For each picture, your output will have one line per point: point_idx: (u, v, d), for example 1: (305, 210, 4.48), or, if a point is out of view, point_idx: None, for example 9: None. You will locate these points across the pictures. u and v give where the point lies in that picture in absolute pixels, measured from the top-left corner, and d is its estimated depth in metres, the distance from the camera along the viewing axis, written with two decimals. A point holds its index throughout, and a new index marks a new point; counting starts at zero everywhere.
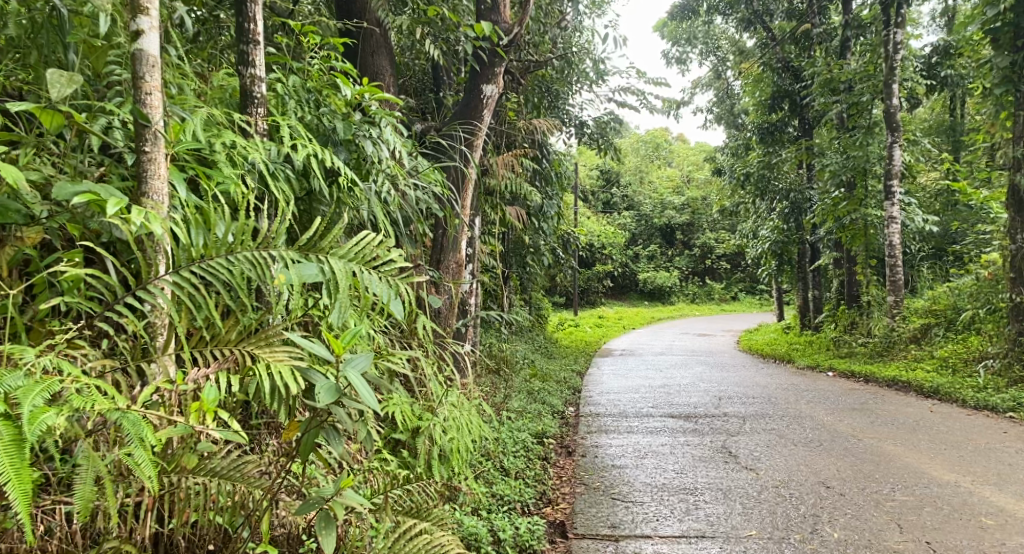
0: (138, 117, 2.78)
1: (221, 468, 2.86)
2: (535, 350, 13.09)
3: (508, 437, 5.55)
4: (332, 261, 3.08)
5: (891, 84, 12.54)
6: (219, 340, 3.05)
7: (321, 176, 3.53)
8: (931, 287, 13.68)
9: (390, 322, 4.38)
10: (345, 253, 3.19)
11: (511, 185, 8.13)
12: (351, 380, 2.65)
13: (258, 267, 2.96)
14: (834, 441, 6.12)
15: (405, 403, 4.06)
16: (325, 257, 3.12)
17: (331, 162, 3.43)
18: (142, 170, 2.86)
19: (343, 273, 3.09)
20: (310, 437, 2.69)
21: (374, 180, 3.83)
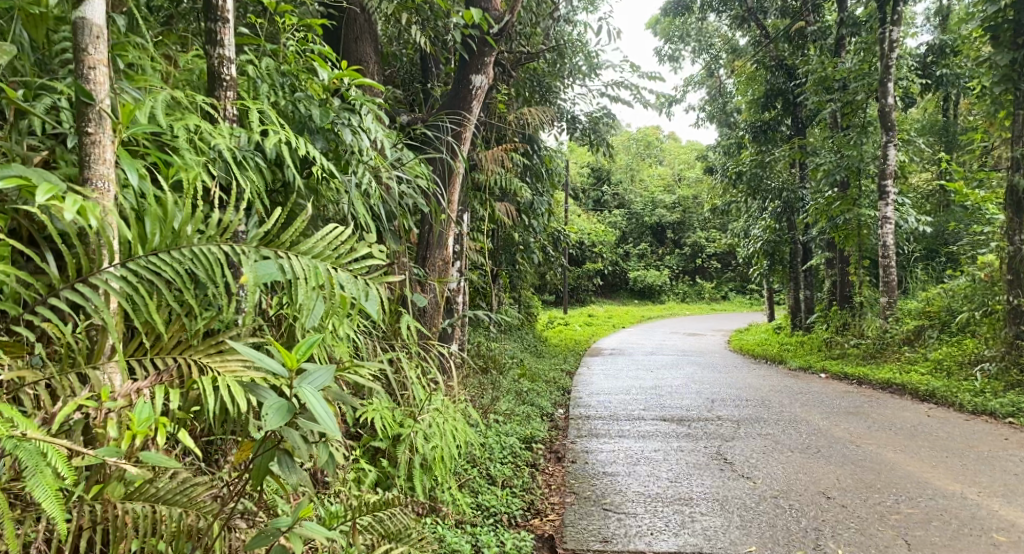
0: (80, 94, 2.53)
1: (165, 492, 2.63)
2: (524, 349, 12.87)
3: (494, 443, 5.33)
4: (295, 260, 2.84)
5: (886, 82, 12.35)
6: (161, 349, 2.85)
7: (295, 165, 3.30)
8: (925, 288, 13.53)
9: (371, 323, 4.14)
10: (310, 248, 2.94)
11: (500, 181, 7.91)
12: (307, 400, 2.36)
13: (207, 266, 2.71)
14: (832, 447, 5.92)
15: (385, 408, 3.82)
16: (286, 253, 2.87)
17: (303, 151, 3.20)
18: (85, 154, 2.61)
19: (308, 271, 2.85)
20: (265, 460, 2.45)
21: (353, 171, 3.58)
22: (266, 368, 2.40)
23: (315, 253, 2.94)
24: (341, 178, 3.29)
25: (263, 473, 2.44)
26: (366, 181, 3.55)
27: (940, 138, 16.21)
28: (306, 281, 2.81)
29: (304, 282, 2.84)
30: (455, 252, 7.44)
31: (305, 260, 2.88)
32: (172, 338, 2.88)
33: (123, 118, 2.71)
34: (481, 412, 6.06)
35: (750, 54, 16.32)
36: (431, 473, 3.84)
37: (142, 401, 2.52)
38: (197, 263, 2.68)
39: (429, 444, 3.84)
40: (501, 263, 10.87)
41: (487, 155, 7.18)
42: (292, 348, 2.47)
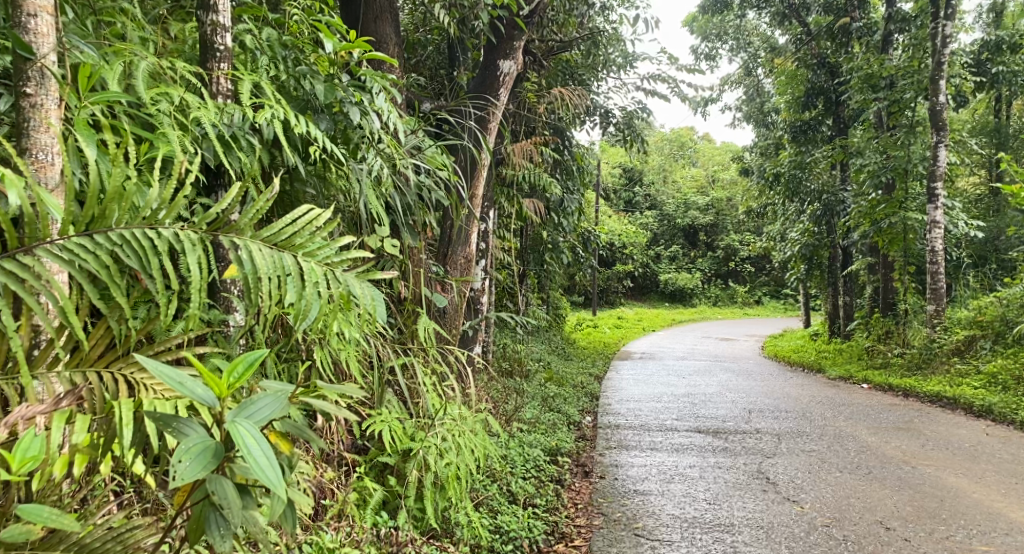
0: (16, 46, 2.23)
1: (94, 542, 2.21)
2: (551, 352, 12.46)
3: (517, 455, 4.94)
4: (253, 251, 2.41)
5: (937, 79, 11.73)
6: (81, 360, 2.44)
7: (297, 148, 2.90)
8: (975, 296, 12.91)
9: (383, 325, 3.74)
10: (276, 237, 2.51)
11: (529, 175, 7.52)
12: (236, 441, 1.94)
13: (142, 254, 2.29)
14: (886, 468, 5.43)
15: (394, 419, 3.42)
16: (247, 241, 2.44)
17: (298, 128, 2.79)
18: (24, 120, 2.29)
19: (270, 264, 2.44)
20: (200, 511, 2.05)
21: (362, 152, 3.23)
22: (188, 397, 1.99)
23: (278, 242, 2.51)
24: (345, 160, 2.91)
25: (201, 529, 2.05)
26: (379, 168, 3.22)
27: (991, 139, 15.52)
28: (275, 276, 2.41)
29: (265, 275, 2.42)
30: (481, 250, 7.06)
31: (269, 250, 2.46)
32: (94, 348, 2.47)
33: (80, 82, 2.39)
34: (503, 420, 5.67)
35: (792, 52, 15.75)
36: (444, 494, 3.41)
37: (29, 435, 2.09)
38: (125, 248, 2.26)
39: (442, 460, 3.42)
40: (529, 263, 10.46)
41: (514, 147, 6.79)
42: (222, 372, 2.04)
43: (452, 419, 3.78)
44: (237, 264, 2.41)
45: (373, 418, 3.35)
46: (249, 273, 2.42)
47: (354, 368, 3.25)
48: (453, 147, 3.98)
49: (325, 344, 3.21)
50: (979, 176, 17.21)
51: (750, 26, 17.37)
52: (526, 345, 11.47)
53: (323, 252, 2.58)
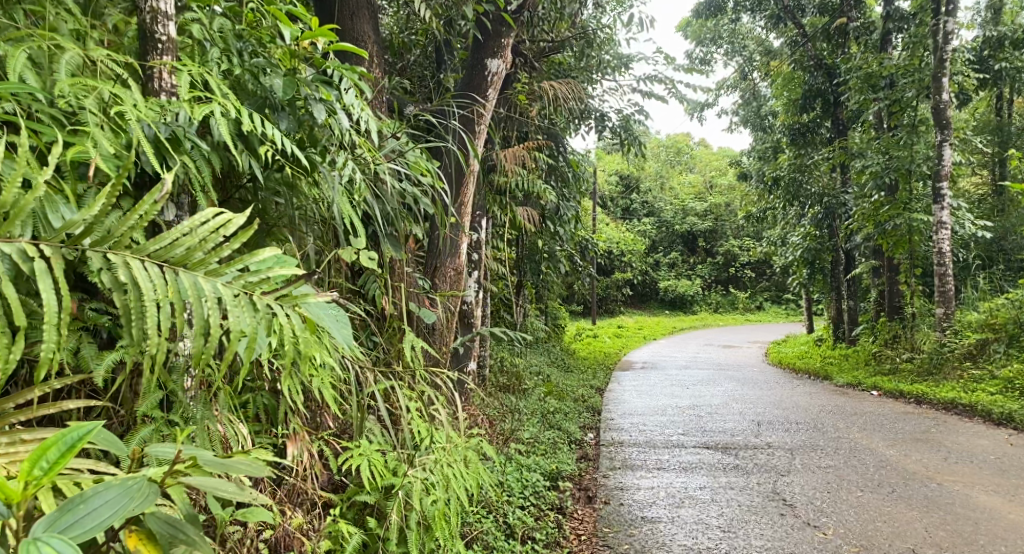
0: None
1: None
2: (551, 364, 12.11)
3: (516, 481, 4.61)
4: (134, 271, 2.11)
5: (940, 77, 11.40)
6: None
7: (251, 150, 2.58)
8: (984, 298, 12.59)
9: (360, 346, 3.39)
10: (160, 251, 2.17)
11: (522, 183, 7.21)
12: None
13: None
14: (909, 486, 5.13)
15: (373, 452, 3.06)
16: (135, 261, 2.13)
17: (248, 126, 2.46)
18: None
19: (160, 285, 2.13)
20: None
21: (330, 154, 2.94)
22: None
23: (171, 257, 2.19)
24: (311, 168, 2.60)
25: None
26: (352, 172, 2.92)
27: (995, 137, 15.25)
28: (163, 298, 2.10)
29: (149, 298, 2.11)
30: (473, 262, 6.74)
31: (156, 268, 2.15)
32: None
33: None
34: (499, 442, 5.33)
35: (787, 54, 15.44)
36: (431, 536, 3.06)
37: None
38: None
39: (428, 496, 3.08)
40: (525, 273, 10.12)
41: (505, 153, 6.46)
42: (23, 478, 1.89)
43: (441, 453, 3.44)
44: (114, 285, 2.12)
45: (350, 451, 3.01)
46: (134, 296, 2.13)
47: (332, 400, 2.92)
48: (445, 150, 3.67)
49: (296, 372, 2.85)
50: (982, 176, 16.94)
51: (744, 29, 17.06)
52: (524, 358, 11.12)
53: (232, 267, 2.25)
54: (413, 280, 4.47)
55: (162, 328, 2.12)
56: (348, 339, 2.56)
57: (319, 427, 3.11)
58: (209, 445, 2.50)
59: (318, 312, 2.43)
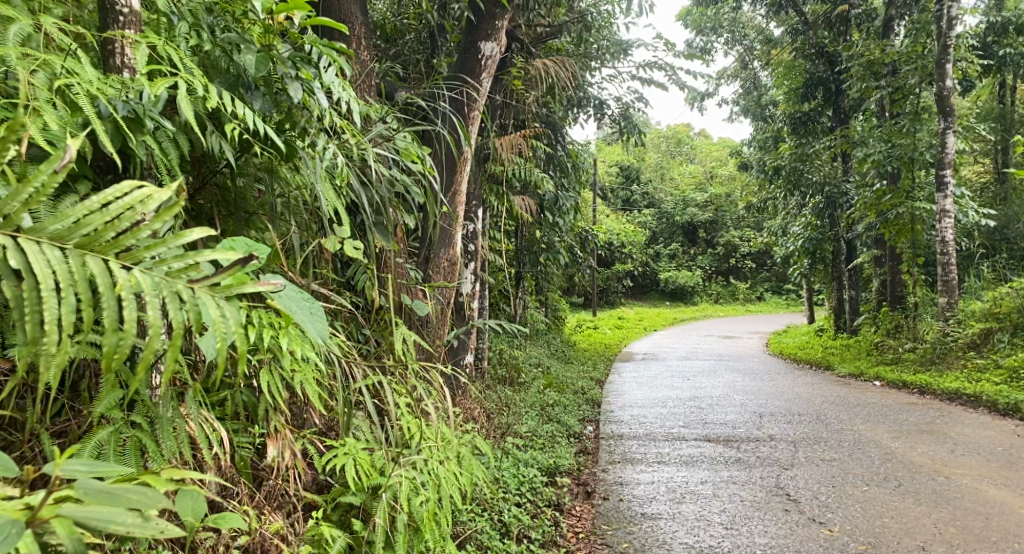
0: None
1: None
2: (550, 355, 11.99)
3: (512, 477, 4.48)
4: (24, 255, 1.81)
5: (943, 63, 11.21)
6: None
7: (222, 132, 2.45)
8: (988, 287, 12.47)
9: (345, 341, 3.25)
10: (70, 231, 1.89)
11: (520, 172, 7.06)
12: None
13: None
14: (916, 479, 5.00)
15: (359, 449, 2.92)
16: (35, 243, 1.84)
17: (211, 102, 2.31)
18: None
19: (65, 272, 1.84)
20: None
21: (309, 137, 2.80)
22: None
23: (80, 237, 1.89)
24: (284, 151, 2.45)
25: None
26: (331, 157, 2.78)
27: (998, 125, 15.10)
28: (64, 286, 1.82)
29: (47, 288, 1.82)
30: (469, 253, 6.61)
31: (56, 252, 1.86)
32: None
33: None
34: (495, 437, 5.20)
35: (788, 43, 15.25)
36: (420, 538, 2.92)
37: None
38: None
39: (417, 497, 2.94)
40: (524, 264, 9.99)
41: (502, 140, 6.30)
42: None
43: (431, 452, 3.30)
44: (4, 273, 1.81)
45: (334, 450, 2.86)
46: (31, 284, 1.83)
47: (316, 395, 2.80)
48: (436, 133, 3.54)
49: (277, 366, 2.70)
50: (985, 165, 16.79)
51: (744, 18, 16.83)
52: (523, 349, 11.00)
53: (151, 252, 1.95)
54: (403, 272, 4.34)
55: (66, 321, 1.83)
56: (321, 332, 2.51)
57: (304, 424, 2.98)
58: (177, 447, 2.33)
59: (291, 305, 2.48)
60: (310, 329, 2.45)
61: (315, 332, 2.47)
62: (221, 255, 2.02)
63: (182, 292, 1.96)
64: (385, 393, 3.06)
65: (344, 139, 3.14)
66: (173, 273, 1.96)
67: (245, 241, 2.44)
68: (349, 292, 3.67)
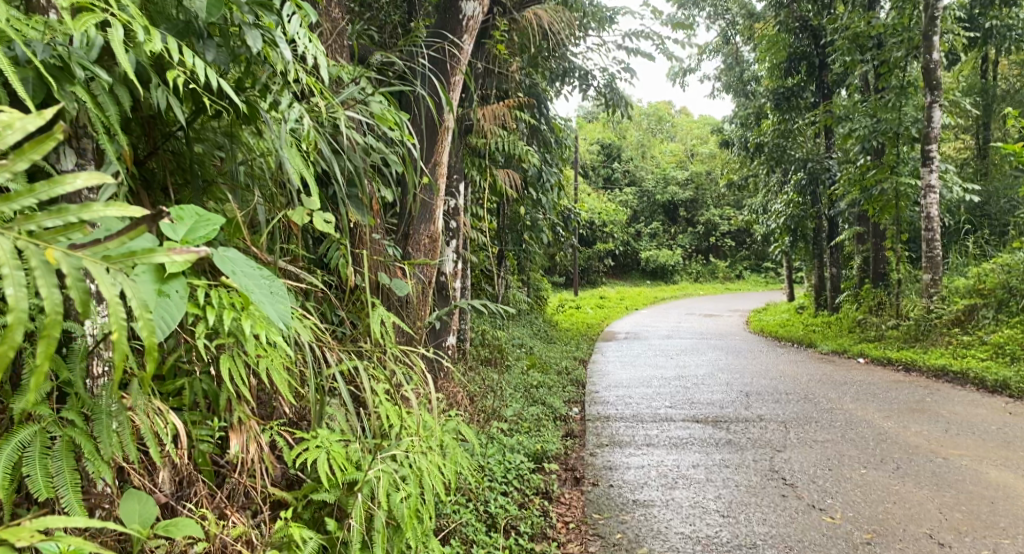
0: None
1: None
2: (533, 335, 11.78)
3: (498, 464, 4.26)
4: None
5: (931, 36, 10.98)
6: None
7: (170, 86, 2.22)
8: (972, 263, 12.38)
9: (316, 323, 3.00)
10: None
11: (503, 145, 6.81)
12: None
13: None
14: (914, 461, 4.85)
15: (332, 441, 2.68)
16: None
17: (152, 47, 2.07)
18: None
19: None
20: None
21: (271, 95, 2.59)
22: None
23: None
24: (242, 111, 2.24)
25: None
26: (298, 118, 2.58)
27: (981, 100, 14.97)
28: None
29: None
30: (450, 230, 6.36)
31: None
32: None
33: None
34: (479, 424, 4.98)
35: (771, 17, 14.92)
36: (400, 538, 2.68)
37: None
38: None
39: (397, 492, 2.70)
40: (506, 243, 9.72)
41: (484, 111, 6.05)
42: None
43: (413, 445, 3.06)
44: None
45: (304, 443, 2.62)
46: None
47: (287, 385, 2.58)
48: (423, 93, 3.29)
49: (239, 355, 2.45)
50: (966, 141, 16.69)
51: None
52: (505, 329, 10.78)
53: (17, 205, 1.71)
54: (379, 247, 4.08)
55: None
56: (283, 315, 2.20)
57: (273, 415, 2.75)
58: (119, 443, 2.08)
59: (247, 283, 2.12)
60: (272, 310, 2.14)
61: (277, 315, 2.16)
62: (114, 213, 1.77)
63: (61, 259, 1.70)
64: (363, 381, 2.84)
65: (313, 103, 2.91)
66: (47, 235, 1.71)
67: (195, 209, 2.15)
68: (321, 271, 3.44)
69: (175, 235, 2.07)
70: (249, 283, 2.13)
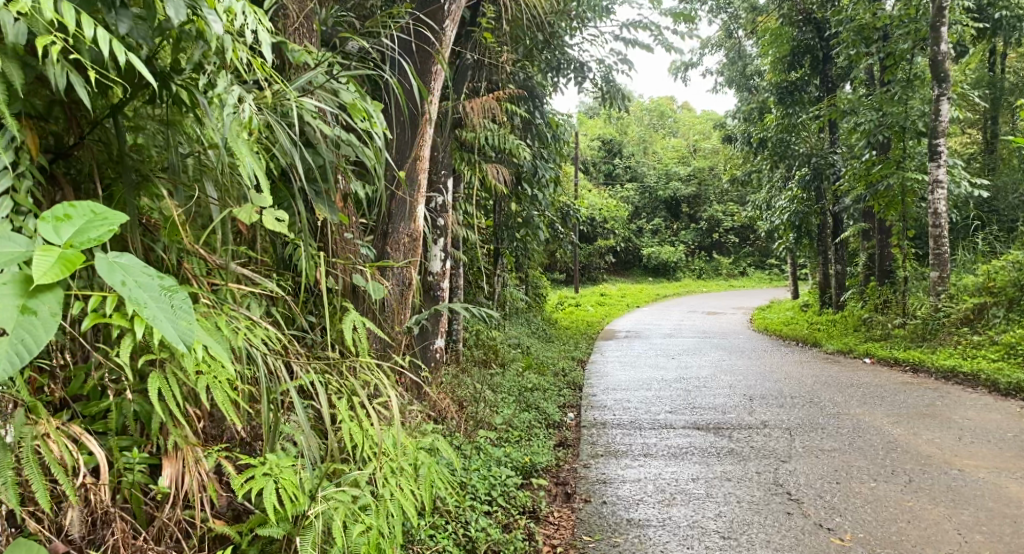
0: None
1: None
2: (530, 334, 11.49)
3: (482, 480, 3.98)
4: None
5: (939, 27, 10.64)
6: None
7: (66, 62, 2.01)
8: (980, 260, 12.06)
9: (271, 334, 2.72)
10: None
11: (493, 139, 6.55)
12: None
13: None
14: (927, 472, 4.57)
15: (281, 471, 2.42)
16: None
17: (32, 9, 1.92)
18: None
19: None
20: None
21: (206, 76, 2.38)
22: None
23: None
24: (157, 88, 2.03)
25: None
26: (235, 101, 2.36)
27: (990, 93, 14.61)
28: None
29: None
30: (438, 228, 6.07)
31: None
32: None
33: None
34: (465, 436, 4.70)
35: (774, 10, 14.52)
36: None
37: None
38: None
39: (353, 526, 2.43)
40: (502, 242, 9.42)
41: (472, 104, 5.81)
42: None
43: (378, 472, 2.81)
44: None
45: (245, 474, 2.36)
46: None
47: (230, 406, 2.34)
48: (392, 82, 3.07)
49: (169, 379, 2.21)
50: (973, 135, 16.35)
51: None
52: (502, 330, 10.49)
53: None
54: (353, 247, 3.81)
55: None
56: (184, 333, 1.96)
57: (223, 436, 2.54)
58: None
59: (137, 297, 1.91)
60: (168, 327, 1.92)
61: (176, 332, 1.93)
62: None
63: None
64: (322, 400, 2.60)
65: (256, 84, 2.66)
66: None
67: (90, 208, 2.01)
68: (288, 274, 3.22)
69: (59, 239, 1.93)
70: (142, 295, 1.91)
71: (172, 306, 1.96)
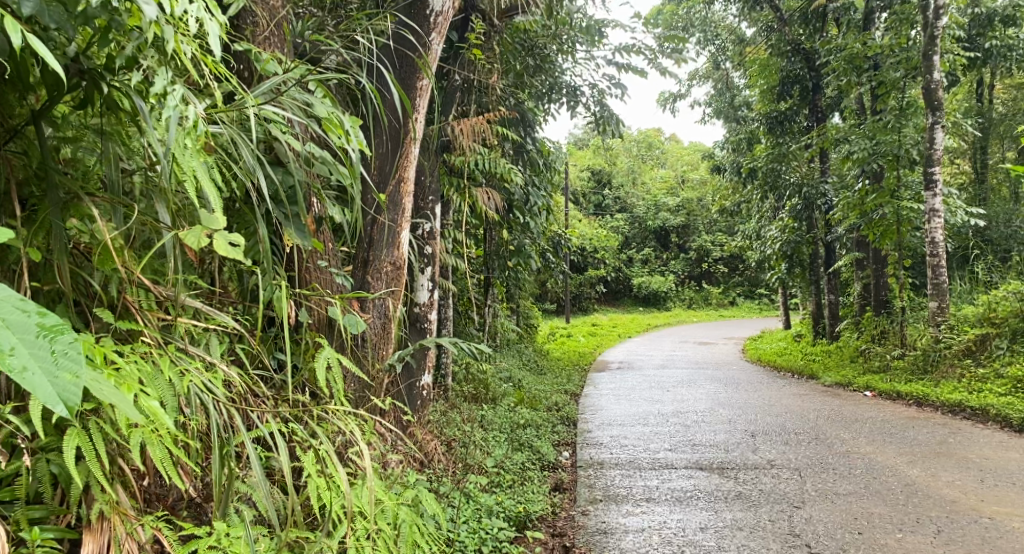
0: None
1: None
2: (521, 366, 11.09)
3: (470, 534, 3.65)
4: None
5: (931, 55, 10.34)
6: None
7: None
8: (979, 290, 11.80)
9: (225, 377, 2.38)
10: None
11: (482, 162, 6.24)
12: None
13: None
14: (954, 523, 4.24)
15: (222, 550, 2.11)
16: None
17: None
18: None
19: None
20: None
21: (144, 73, 2.06)
22: None
23: None
24: (66, 81, 1.70)
25: None
26: (178, 100, 2.02)
27: (982, 122, 14.42)
28: None
29: None
30: (426, 256, 5.74)
31: None
32: None
33: None
34: (454, 483, 4.33)
35: (761, 41, 14.35)
36: None
37: None
38: None
39: None
40: (492, 271, 9.05)
41: (461, 125, 5.50)
42: None
43: (348, 546, 2.49)
44: None
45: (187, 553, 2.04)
46: None
47: (170, 468, 2.01)
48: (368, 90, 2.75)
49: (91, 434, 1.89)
50: (964, 164, 16.18)
51: (716, 17, 15.60)
52: (491, 363, 10.10)
53: None
54: (324, 274, 3.49)
55: None
56: (66, 391, 1.62)
57: (169, 495, 2.23)
58: None
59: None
60: (44, 385, 1.58)
61: (56, 392, 1.60)
62: None
63: None
64: (285, 453, 2.29)
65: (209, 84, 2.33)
66: None
67: None
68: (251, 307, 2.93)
69: None
70: (12, 339, 1.58)
71: (54, 355, 1.63)
